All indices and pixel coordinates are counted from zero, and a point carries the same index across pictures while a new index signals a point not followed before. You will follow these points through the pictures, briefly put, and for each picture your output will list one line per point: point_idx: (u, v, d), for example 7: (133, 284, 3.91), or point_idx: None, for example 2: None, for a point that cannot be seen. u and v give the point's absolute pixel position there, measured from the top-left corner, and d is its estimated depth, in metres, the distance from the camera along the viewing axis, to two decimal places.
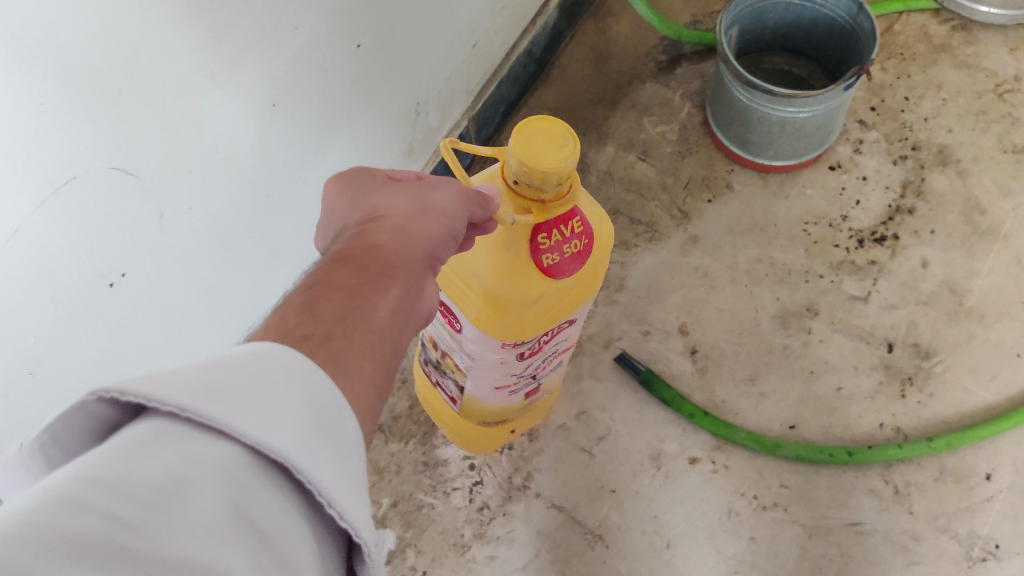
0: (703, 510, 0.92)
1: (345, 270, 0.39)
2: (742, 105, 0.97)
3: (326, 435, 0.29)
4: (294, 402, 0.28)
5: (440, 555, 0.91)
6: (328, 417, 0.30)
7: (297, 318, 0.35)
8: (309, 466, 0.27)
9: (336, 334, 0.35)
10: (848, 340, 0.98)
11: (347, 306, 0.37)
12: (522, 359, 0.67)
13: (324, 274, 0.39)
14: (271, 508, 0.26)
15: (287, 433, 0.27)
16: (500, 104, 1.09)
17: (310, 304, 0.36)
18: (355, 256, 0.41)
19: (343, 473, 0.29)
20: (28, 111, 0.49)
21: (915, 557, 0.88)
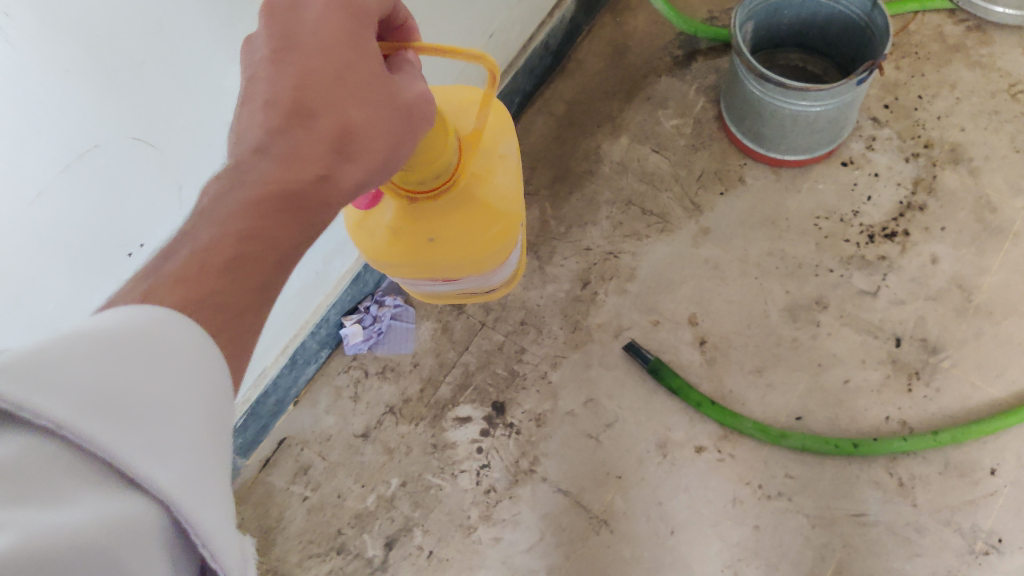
0: (708, 498, 0.93)
1: (295, 230, 0.38)
2: (756, 98, 0.97)
3: (206, 460, 0.28)
4: (179, 420, 0.27)
5: (447, 535, 0.93)
6: (211, 434, 0.29)
7: (216, 281, 0.34)
8: (192, 501, 0.26)
9: (246, 312, 0.35)
10: (856, 333, 0.98)
11: (269, 275, 0.37)
12: None
13: (270, 228, 0.37)
14: (150, 554, 0.24)
15: (171, 461, 0.26)
16: (516, 94, 1.11)
17: (236, 261, 0.35)
18: (312, 207, 0.39)
19: (225, 512, 0.28)
20: (56, 81, 0.51)
21: (918, 548, 0.89)
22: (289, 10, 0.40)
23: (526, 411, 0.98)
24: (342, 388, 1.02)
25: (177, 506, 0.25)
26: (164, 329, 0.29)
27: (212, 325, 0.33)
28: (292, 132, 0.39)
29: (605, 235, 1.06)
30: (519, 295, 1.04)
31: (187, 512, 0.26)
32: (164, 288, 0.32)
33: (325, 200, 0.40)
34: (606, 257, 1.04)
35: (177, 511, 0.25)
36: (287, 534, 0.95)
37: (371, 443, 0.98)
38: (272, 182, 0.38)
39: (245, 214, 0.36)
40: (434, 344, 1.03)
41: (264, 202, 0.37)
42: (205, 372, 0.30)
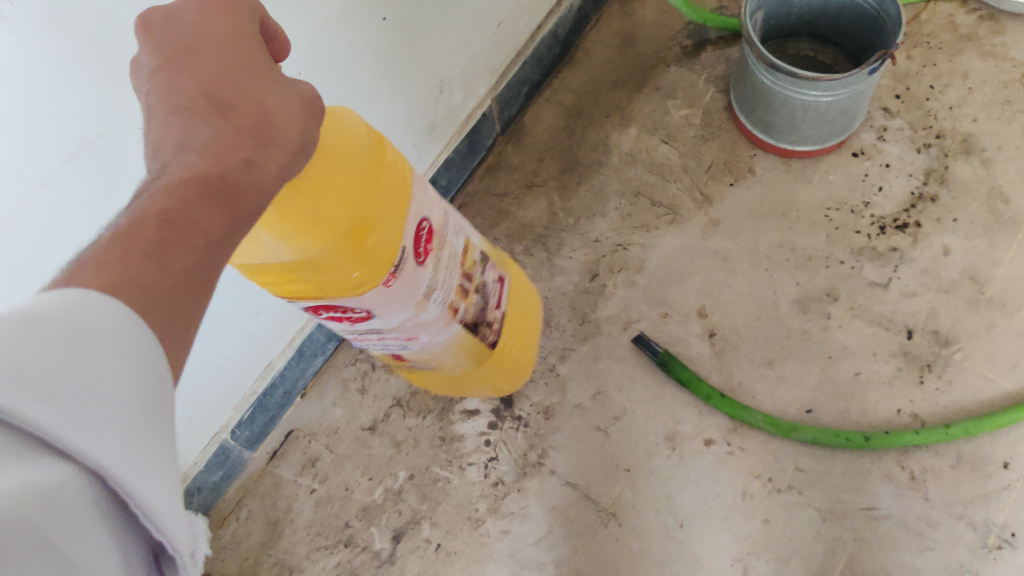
0: (718, 491, 0.92)
1: (215, 212, 0.36)
2: (766, 88, 0.97)
3: (143, 434, 0.28)
4: (112, 395, 0.27)
5: (454, 528, 0.93)
6: (147, 406, 0.28)
7: (142, 264, 0.32)
8: (129, 473, 0.26)
9: (182, 289, 0.33)
10: (867, 325, 0.97)
11: (201, 254, 0.35)
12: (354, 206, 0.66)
13: (189, 208, 0.35)
14: (82, 532, 0.24)
15: (105, 435, 0.26)
16: (524, 85, 1.11)
17: (163, 243, 0.33)
18: (231, 192, 0.37)
19: (163, 482, 0.28)
20: (60, 64, 0.50)
21: (930, 542, 0.88)
22: (165, 21, 0.41)
23: (534, 404, 0.98)
24: (349, 381, 1.01)
25: (112, 481, 0.26)
26: (94, 307, 0.28)
27: (144, 305, 0.31)
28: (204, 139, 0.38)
29: (614, 226, 1.05)
30: None
31: (123, 485, 0.26)
32: (84, 272, 0.30)
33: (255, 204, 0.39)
34: (615, 249, 1.04)
35: (114, 483, 0.26)
36: (294, 526, 0.95)
37: (379, 436, 0.98)
38: (194, 170, 0.36)
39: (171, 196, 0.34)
40: None
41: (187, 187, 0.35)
42: (137, 344, 0.29)
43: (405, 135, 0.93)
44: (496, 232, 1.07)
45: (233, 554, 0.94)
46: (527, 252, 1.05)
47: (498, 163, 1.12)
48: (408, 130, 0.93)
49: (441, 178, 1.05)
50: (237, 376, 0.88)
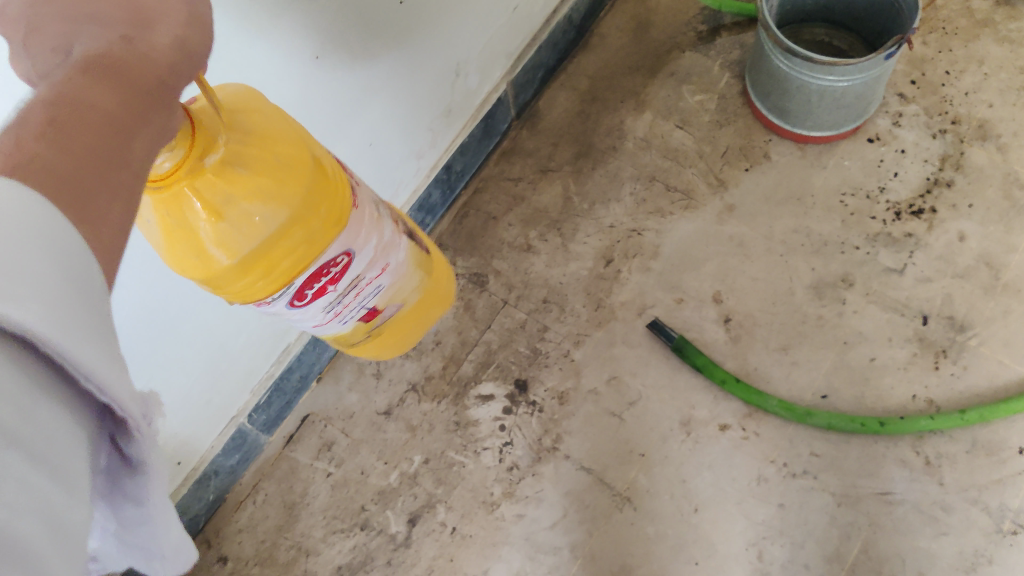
0: (733, 476, 0.92)
1: (115, 98, 0.32)
2: (782, 73, 0.96)
3: (70, 297, 0.26)
4: (27, 259, 0.24)
5: (470, 512, 0.93)
6: (68, 265, 0.26)
7: (39, 146, 0.28)
8: (61, 335, 0.24)
9: (90, 170, 0.30)
10: (883, 311, 0.97)
11: (105, 138, 0.31)
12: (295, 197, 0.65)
13: (83, 94, 0.31)
14: (19, 401, 0.23)
15: (28, 299, 0.24)
16: (538, 69, 1.11)
17: (56, 124, 0.29)
18: (127, 82, 0.33)
19: (99, 342, 0.26)
20: None
21: (945, 527, 0.88)
22: None
23: (549, 389, 0.98)
24: (364, 366, 1.01)
25: (45, 345, 0.24)
26: None
27: (45, 182, 0.28)
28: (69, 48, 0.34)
29: (628, 212, 1.05)
30: (541, 272, 1.04)
31: (53, 345, 0.24)
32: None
33: (147, 83, 0.34)
34: (630, 235, 1.04)
35: (43, 345, 0.24)
36: (311, 510, 0.95)
37: (394, 420, 0.98)
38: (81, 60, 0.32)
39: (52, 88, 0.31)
40: (457, 321, 1.02)
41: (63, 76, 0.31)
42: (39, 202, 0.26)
43: (421, 118, 0.93)
44: (510, 217, 1.07)
45: (250, 537, 0.95)
46: (542, 238, 1.05)
47: (513, 148, 1.12)
48: (424, 114, 0.93)
49: (456, 163, 1.05)
50: (252, 359, 0.90)
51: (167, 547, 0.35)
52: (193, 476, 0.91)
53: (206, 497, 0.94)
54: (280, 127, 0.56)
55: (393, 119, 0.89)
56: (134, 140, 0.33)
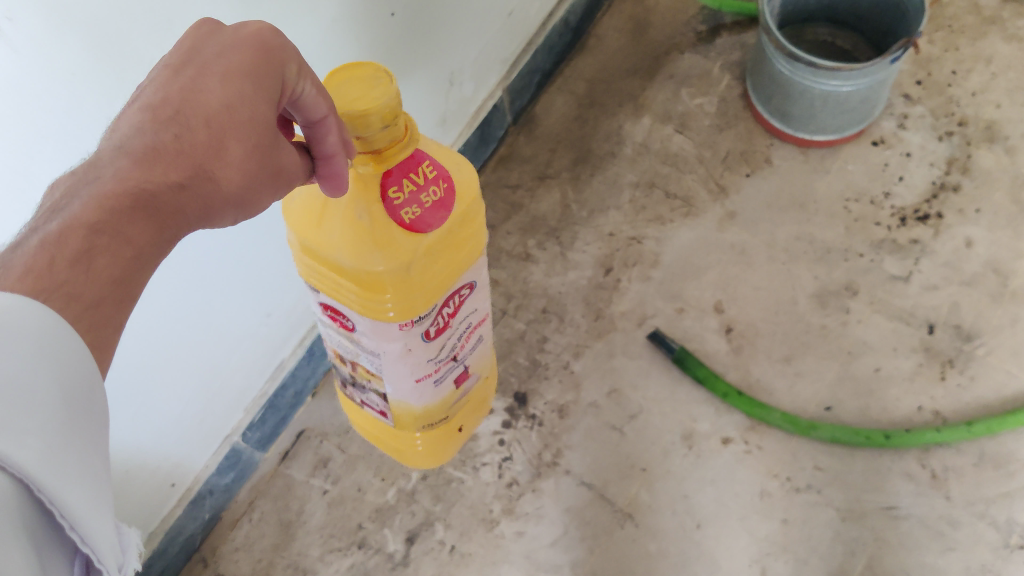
0: (735, 491, 0.90)
1: (147, 230, 0.37)
2: (784, 78, 0.94)
3: (71, 442, 0.30)
4: (42, 396, 0.29)
5: (469, 530, 0.91)
6: (82, 409, 0.31)
7: (68, 271, 0.33)
8: (53, 479, 0.28)
9: (106, 300, 0.35)
10: (888, 320, 0.95)
11: (129, 269, 0.36)
12: (431, 339, 0.64)
13: (124, 220, 0.36)
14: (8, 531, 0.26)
15: (28, 438, 0.28)
16: (536, 73, 1.09)
17: (89, 251, 0.34)
18: (166, 212, 0.38)
19: (90, 495, 0.31)
20: (62, 82, 0.49)
21: (952, 543, 0.86)
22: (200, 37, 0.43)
23: (548, 402, 0.96)
24: None
25: (38, 486, 0.28)
26: (14, 316, 0.29)
27: (72, 315, 0.33)
28: (157, 142, 0.39)
29: (628, 219, 1.03)
30: (540, 282, 1.02)
31: (47, 491, 0.28)
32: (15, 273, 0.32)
33: (180, 221, 0.39)
34: (630, 243, 1.02)
35: (35, 490, 0.28)
36: (307, 528, 0.94)
37: None
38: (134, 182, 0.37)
39: (103, 204, 0.36)
40: None
41: (122, 200, 0.36)
42: (61, 353, 0.30)
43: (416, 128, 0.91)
44: (508, 226, 1.05)
45: (246, 556, 0.93)
46: (540, 246, 1.03)
47: (509, 156, 1.09)
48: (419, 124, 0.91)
49: None
50: (245, 378, 0.88)
51: None
52: (188, 496, 0.89)
53: (201, 516, 0.92)
54: (331, 252, 0.56)
55: None
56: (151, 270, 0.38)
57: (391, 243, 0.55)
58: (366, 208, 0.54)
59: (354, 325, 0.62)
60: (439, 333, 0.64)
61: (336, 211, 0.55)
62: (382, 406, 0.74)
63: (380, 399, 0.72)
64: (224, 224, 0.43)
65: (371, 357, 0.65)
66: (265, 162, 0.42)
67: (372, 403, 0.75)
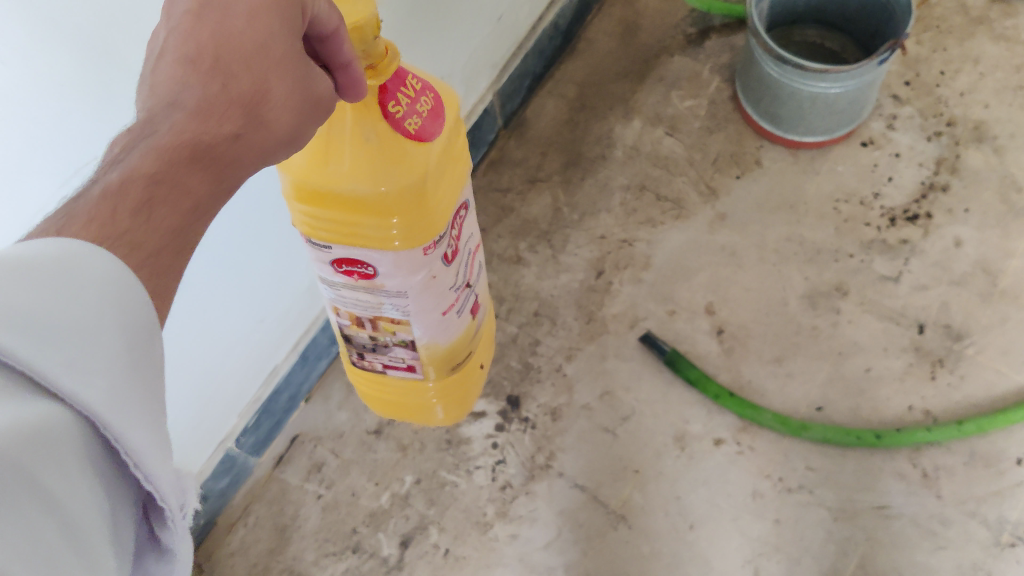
0: (728, 492, 0.91)
1: (204, 177, 0.38)
2: (773, 80, 0.95)
3: (134, 383, 0.30)
4: (108, 338, 0.29)
5: (463, 533, 0.92)
6: (144, 351, 0.31)
7: (130, 221, 0.34)
8: (118, 418, 0.29)
9: (167, 249, 0.35)
10: (878, 321, 0.96)
11: (188, 219, 0.37)
12: (448, 263, 0.65)
13: (182, 171, 0.37)
14: (69, 469, 0.27)
15: (94, 378, 0.28)
16: (526, 77, 1.09)
17: (149, 202, 0.35)
18: (220, 158, 0.39)
19: (156, 434, 0.31)
20: (47, 90, 0.49)
21: (943, 541, 0.86)
22: None
23: (541, 405, 0.97)
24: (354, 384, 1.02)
25: (103, 425, 0.29)
26: (84, 258, 0.30)
27: (134, 263, 0.34)
28: (208, 92, 0.38)
29: (619, 222, 1.04)
30: (532, 285, 1.02)
31: (112, 429, 0.29)
32: (77, 224, 0.32)
33: (233, 166, 0.39)
34: (621, 245, 1.02)
35: (101, 427, 0.29)
36: (302, 533, 0.94)
37: (384, 440, 0.97)
38: (189, 132, 0.37)
39: (162, 154, 0.36)
40: None
41: (179, 151, 0.37)
42: (125, 300, 0.31)
43: None
44: (500, 229, 1.05)
45: (240, 561, 0.93)
46: (532, 249, 1.04)
47: (500, 159, 1.10)
48: None
49: None
50: (239, 383, 0.89)
51: None
52: None
53: (196, 522, 0.92)
54: (343, 187, 0.56)
55: None
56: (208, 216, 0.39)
57: (401, 161, 0.55)
58: (373, 128, 0.54)
59: (376, 269, 0.61)
60: (453, 256, 0.66)
61: (341, 140, 0.54)
62: (408, 359, 0.74)
63: (405, 351, 0.72)
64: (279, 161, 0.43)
65: (399, 303, 0.65)
66: (308, 95, 0.42)
67: (393, 362, 0.75)
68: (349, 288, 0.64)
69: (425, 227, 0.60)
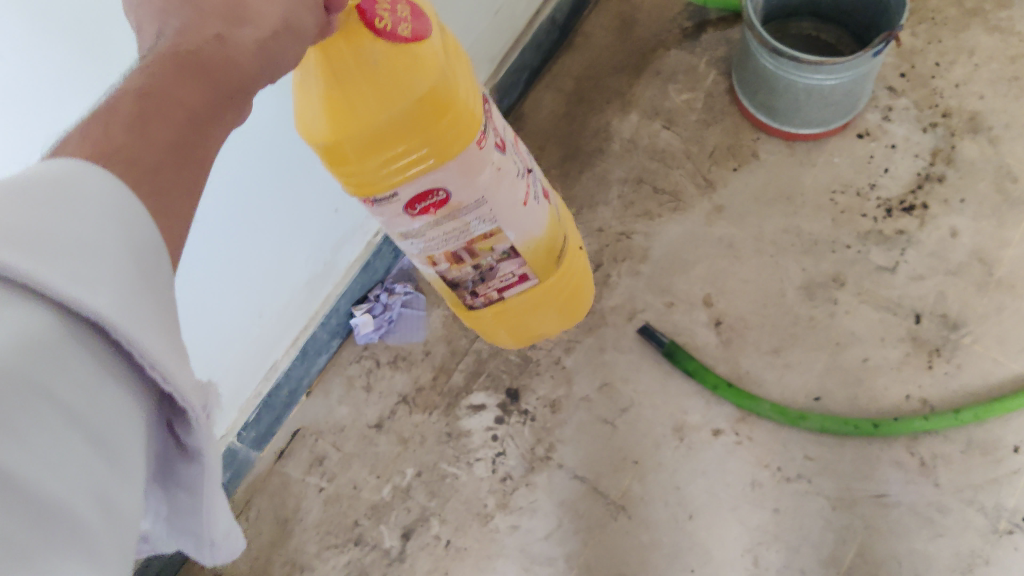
0: (727, 482, 0.91)
1: (197, 89, 0.36)
2: (769, 72, 0.95)
3: (147, 290, 0.29)
4: (112, 242, 0.28)
5: (464, 524, 0.93)
6: (153, 260, 0.30)
7: (125, 136, 0.32)
8: (130, 324, 0.27)
9: (167, 163, 0.33)
10: (874, 311, 0.96)
11: (187, 133, 0.35)
12: (502, 151, 0.67)
13: (171, 83, 0.35)
14: (79, 382, 0.26)
15: (100, 287, 0.26)
16: (523, 72, 1.10)
17: (141, 117, 0.33)
18: (212, 72, 0.37)
19: (171, 340, 0.30)
20: (44, 85, 0.50)
21: (940, 529, 0.87)
22: None
23: (540, 398, 0.97)
24: (354, 379, 1.01)
25: (117, 333, 0.27)
26: (80, 173, 0.28)
27: (135, 181, 0.31)
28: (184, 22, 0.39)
29: (617, 215, 1.04)
30: None
31: (124, 335, 0.27)
32: (65, 146, 0.30)
33: (232, 81, 0.38)
34: (619, 238, 1.03)
35: (117, 335, 0.27)
36: (304, 526, 0.95)
37: (385, 433, 0.98)
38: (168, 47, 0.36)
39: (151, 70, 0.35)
40: (446, 331, 1.02)
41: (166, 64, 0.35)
42: (127, 205, 0.29)
43: None
44: None
45: (244, 555, 0.94)
46: None
47: None
48: None
49: None
50: (239, 379, 0.89)
51: (217, 534, 0.37)
52: None
53: None
54: (379, 120, 0.56)
55: None
56: (215, 128, 0.36)
57: (416, 66, 0.55)
58: (374, 49, 0.53)
59: (447, 191, 0.63)
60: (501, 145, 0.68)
61: (355, 84, 0.54)
62: (518, 267, 0.78)
63: (510, 261, 0.76)
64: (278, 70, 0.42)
65: (484, 214, 0.68)
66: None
67: (505, 280, 0.79)
68: (438, 230, 0.68)
69: (463, 121, 0.60)
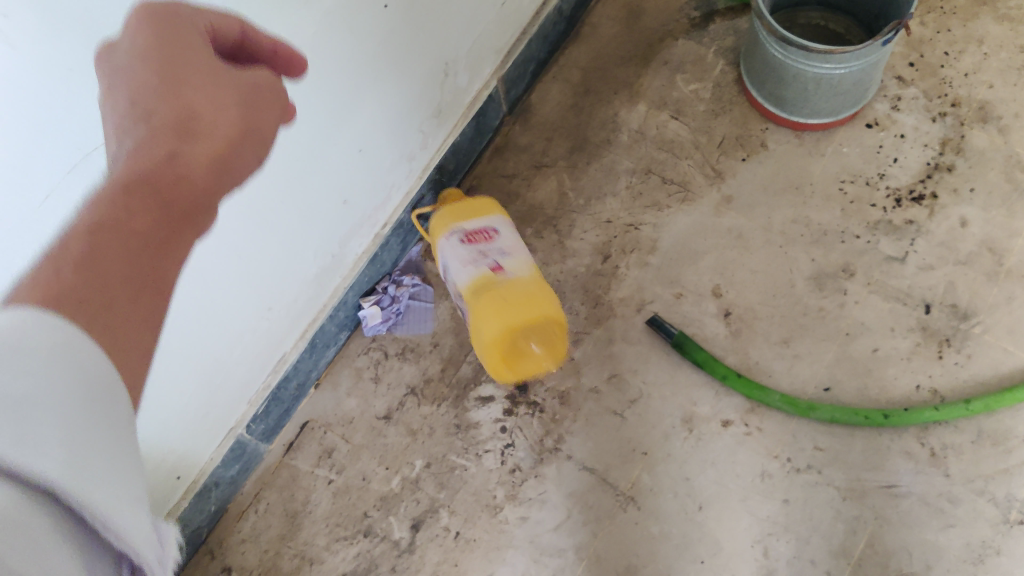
0: (737, 473, 0.91)
1: (149, 209, 0.40)
2: (777, 62, 0.95)
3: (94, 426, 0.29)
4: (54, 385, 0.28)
5: (473, 516, 0.93)
6: (101, 392, 0.30)
7: (76, 271, 0.35)
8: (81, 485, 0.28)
9: (126, 295, 0.37)
10: (884, 302, 0.96)
11: (148, 260, 0.39)
12: None
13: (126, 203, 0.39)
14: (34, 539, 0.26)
15: (50, 449, 0.27)
16: (530, 63, 1.10)
17: (90, 250, 0.36)
18: (162, 183, 0.41)
19: (118, 475, 0.30)
20: (54, 76, 0.51)
21: (951, 519, 0.87)
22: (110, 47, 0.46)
23: (549, 389, 0.97)
24: (363, 370, 1.01)
25: (63, 495, 0.27)
26: (34, 328, 0.29)
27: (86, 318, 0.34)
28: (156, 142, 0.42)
29: (625, 206, 1.04)
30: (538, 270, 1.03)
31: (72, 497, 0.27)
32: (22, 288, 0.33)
33: (183, 199, 0.42)
34: (627, 229, 1.03)
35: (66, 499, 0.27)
36: (313, 518, 0.95)
37: (394, 425, 0.98)
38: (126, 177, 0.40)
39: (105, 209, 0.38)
40: (454, 323, 1.02)
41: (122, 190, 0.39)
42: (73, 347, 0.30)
43: (410, 120, 0.93)
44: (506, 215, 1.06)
45: (253, 547, 0.95)
46: (538, 235, 1.04)
47: (506, 145, 1.11)
48: (412, 116, 0.92)
49: (449, 163, 1.05)
50: (249, 371, 0.89)
51: None
52: (194, 489, 0.90)
53: (208, 508, 0.93)
54: None
55: (380, 124, 0.88)
56: (169, 254, 0.40)
57: None
58: None
59: None
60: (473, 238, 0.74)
61: None
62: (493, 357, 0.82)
63: None
64: (241, 171, 0.46)
65: None
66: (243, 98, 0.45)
67: None
68: None
69: None
